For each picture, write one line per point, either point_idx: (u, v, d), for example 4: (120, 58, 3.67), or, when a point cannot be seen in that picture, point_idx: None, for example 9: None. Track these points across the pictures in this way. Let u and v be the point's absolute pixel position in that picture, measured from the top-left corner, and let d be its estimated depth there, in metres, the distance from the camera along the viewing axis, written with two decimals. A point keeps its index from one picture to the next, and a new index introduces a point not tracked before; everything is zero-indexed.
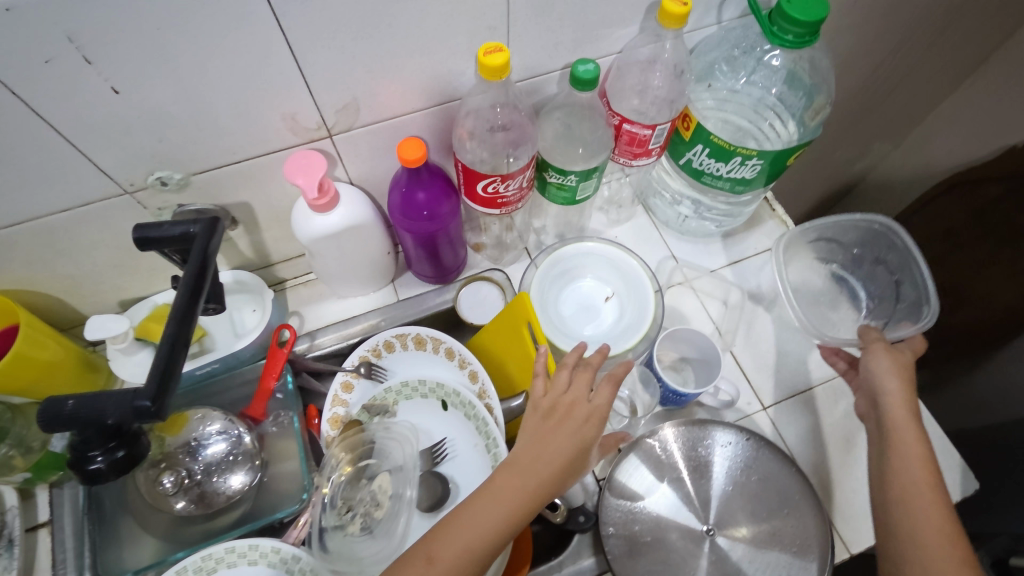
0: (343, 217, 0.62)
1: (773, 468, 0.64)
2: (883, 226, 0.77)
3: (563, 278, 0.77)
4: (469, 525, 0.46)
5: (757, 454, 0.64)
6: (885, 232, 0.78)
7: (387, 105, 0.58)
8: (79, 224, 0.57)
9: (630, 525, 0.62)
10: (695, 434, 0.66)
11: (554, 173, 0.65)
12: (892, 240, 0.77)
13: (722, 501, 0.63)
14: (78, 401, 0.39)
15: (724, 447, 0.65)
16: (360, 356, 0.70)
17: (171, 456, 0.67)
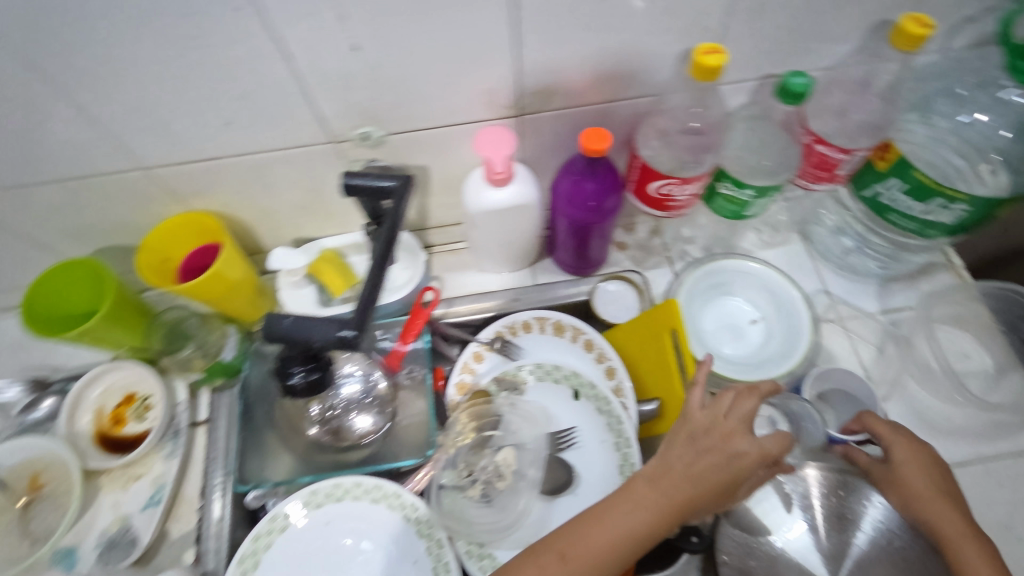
0: (513, 194, 0.63)
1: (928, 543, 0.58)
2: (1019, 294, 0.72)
3: (709, 292, 0.74)
4: (603, 527, 0.48)
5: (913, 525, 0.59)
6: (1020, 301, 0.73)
7: (581, 92, 0.59)
8: (286, 163, 0.62)
9: (746, 558, 0.60)
10: (843, 484, 0.62)
11: (730, 184, 0.63)
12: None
13: (858, 560, 0.60)
14: (294, 320, 0.43)
15: (877, 508, 0.60)
16: (496, 331, 0.73)
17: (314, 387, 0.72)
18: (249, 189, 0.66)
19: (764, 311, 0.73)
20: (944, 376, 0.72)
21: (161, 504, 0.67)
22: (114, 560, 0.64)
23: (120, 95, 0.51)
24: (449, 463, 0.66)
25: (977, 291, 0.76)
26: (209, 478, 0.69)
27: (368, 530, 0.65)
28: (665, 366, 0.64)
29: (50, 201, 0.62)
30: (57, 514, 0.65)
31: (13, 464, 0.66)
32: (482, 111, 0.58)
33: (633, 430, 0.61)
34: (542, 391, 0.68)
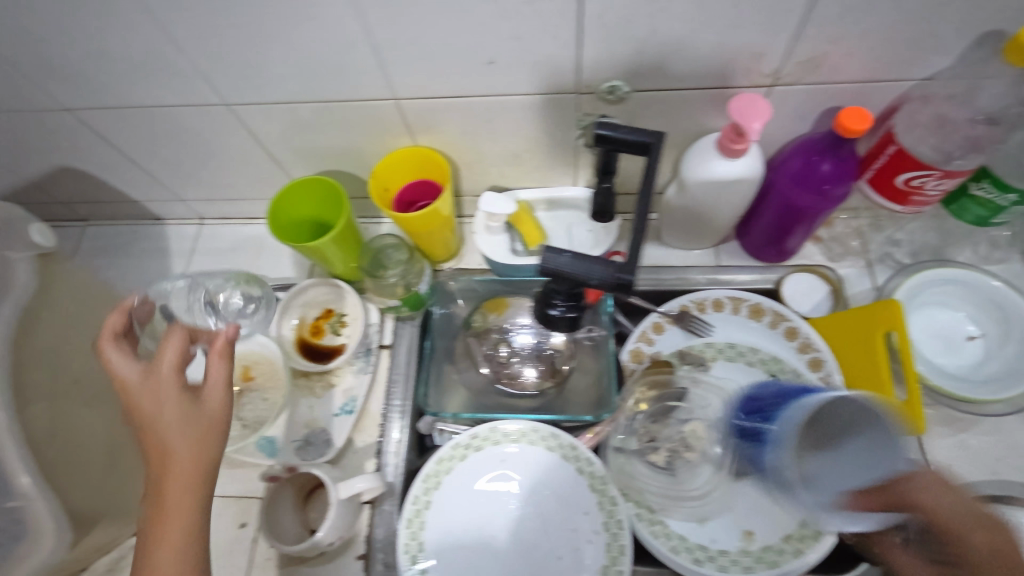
0: (744, 167, 0.62)
1: None
2: None
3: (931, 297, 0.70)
4: None
5: None
6: None
7: (849, 68, 0.56)
8: (522, 109, 0.63)
9: None
10: None
11: (989, 185, 0.58)
12: None
13: None
14: (573, 257, 0.44)
15: None
16: (682, 306, 0.71)
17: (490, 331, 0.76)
18: (476, 131, 0.68)
19: (984, 328, 0.68)
20: None
21: (353, 414, 0.72)
22: (310, 456, 0.70)
23: (408, 25, 0.53)
24: (627, 427, 0.68)
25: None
26: (390, 399, 0.74)
27: (539, 474, 0.67)
28: (875, 367, 0.61)
29: (301, 121, 0.67)
30: (266, 405, 0.72)
31: (232, 353, 0.75)
32: (738, 78, 0.57)
33: None
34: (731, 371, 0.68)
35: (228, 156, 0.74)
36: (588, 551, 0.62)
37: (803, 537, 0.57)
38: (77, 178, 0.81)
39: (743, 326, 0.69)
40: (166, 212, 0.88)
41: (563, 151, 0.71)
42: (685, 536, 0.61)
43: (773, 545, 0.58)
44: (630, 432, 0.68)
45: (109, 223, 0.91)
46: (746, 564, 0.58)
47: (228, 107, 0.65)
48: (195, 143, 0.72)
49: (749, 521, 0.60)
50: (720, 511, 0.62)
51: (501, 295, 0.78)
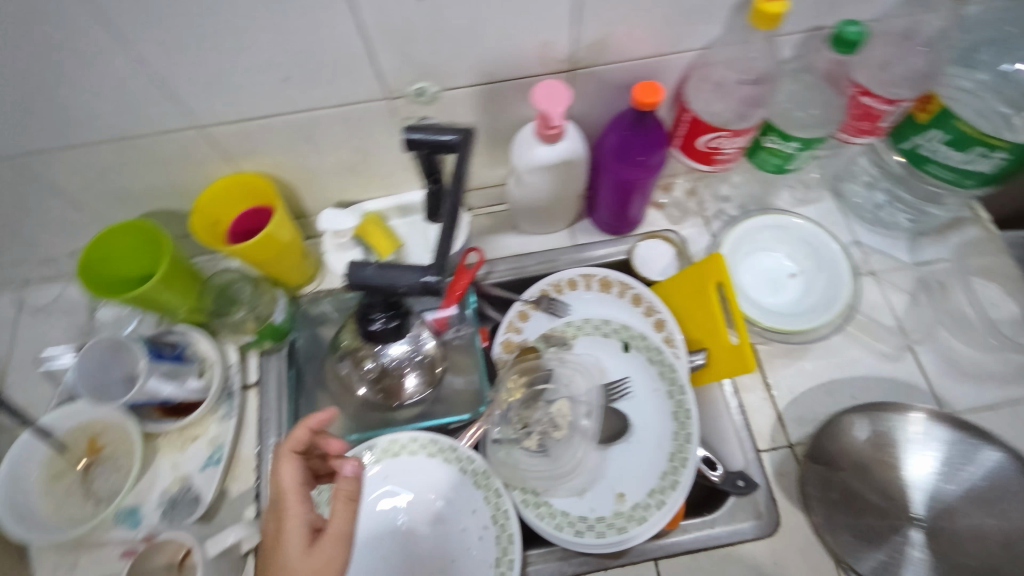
0: (564, 151, 0.64)
1: (965, 451, 0.66)
2: None
3: (753, 244, 0.76)
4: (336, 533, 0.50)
5: (953, 438, 0.66)
6: None
7: (634, 47, 0.59)
8: (338, 121, 0.62)
9: None
10: (892, 418, 0.68)
11: (775, 138, 0.64)
12: None
13: (925, 493, 0.65)
14: (378, 267, 0.44)
15: (926, 435, 0.67)
16: (540, 290, 0.74)
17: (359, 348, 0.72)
18: (296, 149, 0.65)
19: (802, 263, 0.75)
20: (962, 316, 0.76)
21: (220, 463, 0.68)
22: (178, 518, 0.65)
23: (185, 51, 0.51)
24: (503, 418, 0.68)
25: (1003, 241, 0.78)
26: (262, 438, 0.71)
27: (422, 483, 0.67)
28: (711, 318, 0.65)
29: (100, 164, 0.62)
30: (119, 475, 0.66)
31: (69, 428, 0.67)
32: (538, 66, 0.59)
33: (686, 377, 0.61)
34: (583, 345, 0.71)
35: (30, 214, 0.68)
36: (477, 546, 0.63)
37: (665, 489, 0.60)
38: None
39: (598, 300, 0.71)
40: None
41: (396, 156, 0.70)
42: (566, 512, 0.63)
43: (642, 502, 0.60)
44: (504, 421, 0.68)
45: None
46: (619, 526, 0.60)
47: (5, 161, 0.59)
48: None
49: (621, 485, 0.63)
50: (596, 481, 0.64)
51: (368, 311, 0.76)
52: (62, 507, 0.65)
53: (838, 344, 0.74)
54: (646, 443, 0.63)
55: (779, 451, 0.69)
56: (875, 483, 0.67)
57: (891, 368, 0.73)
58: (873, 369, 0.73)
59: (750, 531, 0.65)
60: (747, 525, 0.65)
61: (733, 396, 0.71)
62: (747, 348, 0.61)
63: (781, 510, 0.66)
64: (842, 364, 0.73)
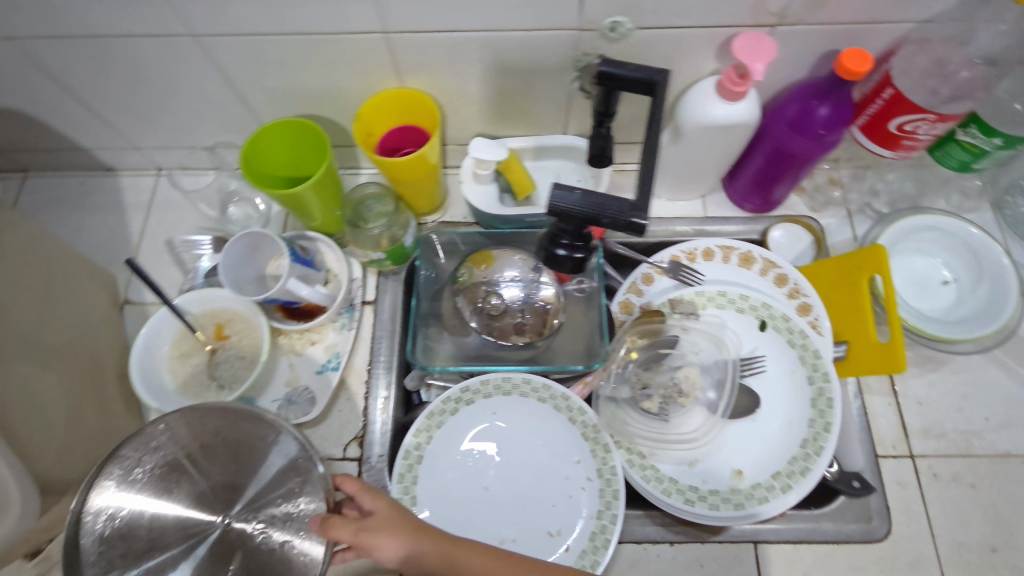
0: (742, 112, 0.61)
1: (203, 425, 0.54)
2: None
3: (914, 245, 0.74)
4: None
5: (175, 428, 0.53)
6: None
7: (853, 10, 0.55)
8: (519, 47, 0.60)
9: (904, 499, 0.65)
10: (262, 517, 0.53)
11: (976, 131, 0.60)
12: None
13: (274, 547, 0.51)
14: (586, 193, 0.42)
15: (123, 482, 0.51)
16: (671, 255, 0.72)
17: (474, 286, 0.74)
18: (467, 70, 0.63)
19: (959, 270, 0.72)
20: None
21: (337, 370, 0.70)
22: (293, 415, 0.67)
23: None
24: (620, 376, 0.68)
25: None
26: (375, 355, 0.72)
27: (528, 425, 0.67)
28: (858, 307, 0.63)
29: (277, 56, 0.61)
30: (240, 367, 0.68)
31: (202, 311, 0.70)
32: (744, 15, 0.55)
33: (831, 365, 0.59)
34: (108, 493, 0.51)
35: (193, 99, 0.68)
36: (581, 497, 0.63)
37: (793, 473, 0.58)
38: (16, 122, 0.72)
39: (733, 273, 0.69)
40: (118, 161, 0.81)
41: (556, 95, 0.68)
42: (676, 479, 0.62)
43: (764, 482, 0.59)
44: (621, 380, 0.68)
45: (51, 175, 0.82)
46: (737, 502, 0.59)
47: (193, 39, 0.59)
48: (153, 83, 0.66)
49: (738, 461, 0.61)
50: (713, 454, 0.62)
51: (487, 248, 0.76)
52: (185, 386, 0.67)
53: (979, 362, 0.70)
54: (772, 424, 0.61)
55: (899, 460, 0.66)
56: (236, 480, 0.54)
57: None
58: (1014, 394, 0.69)
59: (863, 534, 0.63)
60: (857, 526, 0.64)
61: (856, 396, 0.69)
62: (900, 345, 0.58)
63: (894, 519, 0.64)
64: (979, 383, 0.69)
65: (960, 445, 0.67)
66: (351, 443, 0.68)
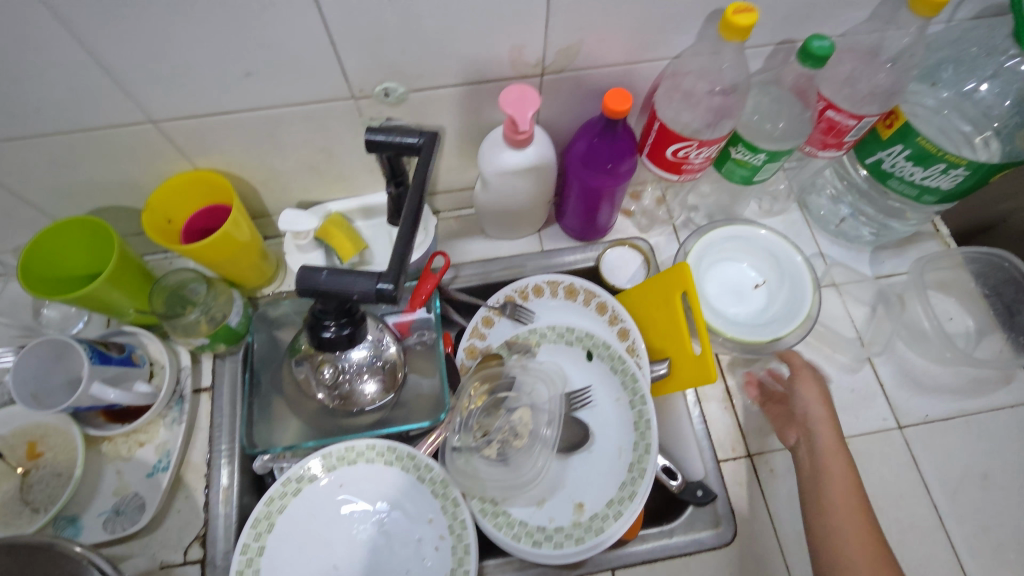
0: (532, 156, 0.64)
1: None
2: (1013, 266, 0.76)
3: (721, 254, 0.79)
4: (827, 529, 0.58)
5: None
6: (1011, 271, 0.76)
7: (606, 53, 0.58)
8: (301, 120, 0.60)
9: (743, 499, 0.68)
10: None
11: (743, 148, 0.65)
12: (1013, 276, 0.76)
13: None
14: (330, 273, 0.43)
15: None
16: (506, 296, 0.72)
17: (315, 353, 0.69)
18: (259, 147, 0.63)
19: (764, 273, 0.78)
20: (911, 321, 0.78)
21: (168, 470, 0.66)
22: (121, 527, 0.63)
23: (141, 39, 0.48)
24: (461, 425, 0.67)
25: (960, 257, 0.79)
26: (215, 445, 0.69)
27: (377, 492, 0.65)
28: (677, 324, 0.65)
29: (49, 156, 0.59)
30: (56, 485, 0.63)
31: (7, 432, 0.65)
32: (507, 69, 0.58)
33: (647, 387, 0.62)
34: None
35: None
36: (433, 558, 0.62)
37: (623, 499, 0.60)
38: None
39: (562, 307, 0.71)
40: None
41: (362, 157, 0.68)
42: (525, 522, 0.62)
43: (600, 513, 0.61)
44: (464, 430, 0.67)
45: None
46: (578, 536, 0.60)
47: None
48: None
49: (579, 494, 0.63)
50: (556, 490, 0.64)
51: None
52: None
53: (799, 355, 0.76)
54: (606, 452, 0.64)
55: (738, 461, 0.70)
56: None
57: (850, 379, 0.74)
58: (832, 380, 0.74)
59: (710, 541, 0.65)
60: (706, 534, 0.66)
61: (694, 405, 0.72)
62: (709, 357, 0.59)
63: (739, 520, 0.67)
64: None
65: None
66: (193, 544, 0.65)
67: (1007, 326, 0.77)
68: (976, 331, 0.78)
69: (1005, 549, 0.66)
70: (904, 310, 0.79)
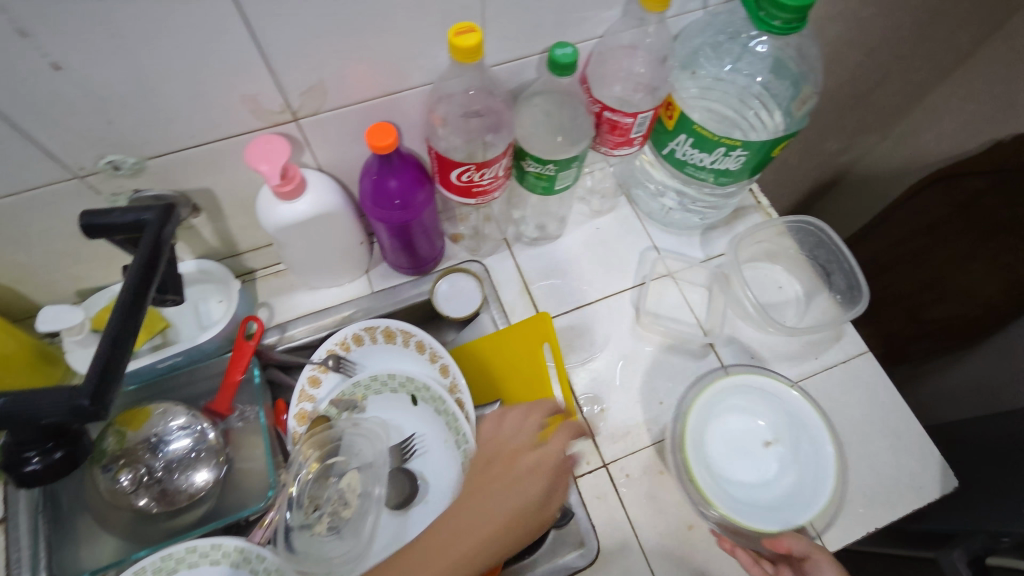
0: (310, 205, 0.60)
1: None
2: (816, 228, 0.80)
3: (732, 401, 0.71)
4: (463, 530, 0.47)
5: None
6: (817, 233, 0.80)
7: (356, 88, 0.55)
8: (25, 210, 0.53)
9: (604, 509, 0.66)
10: None
11: (533, 162, 0.62)
12: (820, 238, 0.80)
13: None
14: (11, 397, 0.37)
15: None
16: (327, 350, 0.68)
17: (131, 451, 0.64)
18: None
19: (778, 431, 0.70)
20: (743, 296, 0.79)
21: None
22: None
23: None
24: (292, 503, 0.61)
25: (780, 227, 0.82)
26: None
27: None
28: (535, 375, 0.66)
29: None
30: None
31: None
32: (249, 120, 0.54)
33: (468, 426, 0.59)
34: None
35: None
36: None
37: None
38: None
39: (385, 352, 0.68)
40: None
41: None
42: None
43: None
44: (294, 506, 0.60)
45: None
46: None
47: None
48: None
49: None
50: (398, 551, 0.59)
51: (140, 405, 0.66)
52: None
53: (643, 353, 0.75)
54: (442, 498, 0.60)
55: (595, 473, 0.67)
56: None
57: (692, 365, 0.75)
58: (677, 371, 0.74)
59: (574, 564, 0.63)
60: (569, 559, 0.63)
61: None
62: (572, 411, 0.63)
63: (602, 535, 0.65)
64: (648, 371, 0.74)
65: (642, 437, 0.70)
66: None
67: (826, 285, 0.80)
68: (804, 295, 0.80)
69: (855, 505, 0.68)
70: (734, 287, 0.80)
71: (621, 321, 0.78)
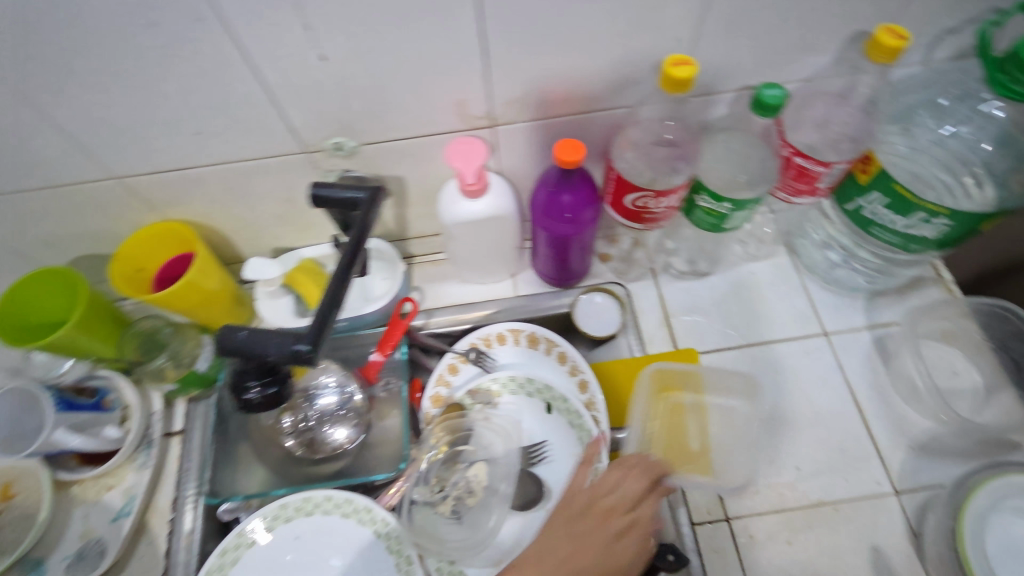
0: (487, 206, 0.63)
1: None
2: (1011, 314, 0.71)
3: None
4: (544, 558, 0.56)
5: None
6: (1009, 321, 0.71)
7: (555, 103, 0.58)
8: (259, 173, 0.62)
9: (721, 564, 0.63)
10: None
11: (708, 197, 0.62)
12: (1011, 327, 0.71)
13: None
14: (249, 333, 0.42)
15: None
16: (470, 343, 0.71)
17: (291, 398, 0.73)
18: (222, 198, 0.65)
19: None
20: (908, 374, 0.72)
21: (130, 515, 0.66)
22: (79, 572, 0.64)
23: (89, 102, 0.50)
24: (420, 477, 0.65)
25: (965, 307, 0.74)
26: (180, 490, 0.69)
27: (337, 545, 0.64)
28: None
29: (27, 210, 0.62)
30: (24, 525, 0.64)
31: None
32: (456, 122, 0.58)
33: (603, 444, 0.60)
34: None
35: None
36: None
37: None
38: None
39: (525, 355, 0.70)
40: None
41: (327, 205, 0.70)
42: None
43: None
44: (422, 483, 0.65)
45: None
46: None
47: None
48: None
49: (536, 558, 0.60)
50: (513, 551, 0.61)
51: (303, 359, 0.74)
52: None
53: (786, 413, 0.71)
54: (564, 508, 0.60)
55: (715, 526, 0.65)
56: None
57: (838, 437, 0.69)
58: (820, 439, 0.69)
59: None
60: None
61: None
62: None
63: None
64: (787, 431, 0.70)
65: (772, 500, 0.66)
66: None
67: (1014, 382, 0.71)
68: (984, 388, 0.72)
69: None
70: (899, 362, 0.73)
71: (764, 372, 0.74)
